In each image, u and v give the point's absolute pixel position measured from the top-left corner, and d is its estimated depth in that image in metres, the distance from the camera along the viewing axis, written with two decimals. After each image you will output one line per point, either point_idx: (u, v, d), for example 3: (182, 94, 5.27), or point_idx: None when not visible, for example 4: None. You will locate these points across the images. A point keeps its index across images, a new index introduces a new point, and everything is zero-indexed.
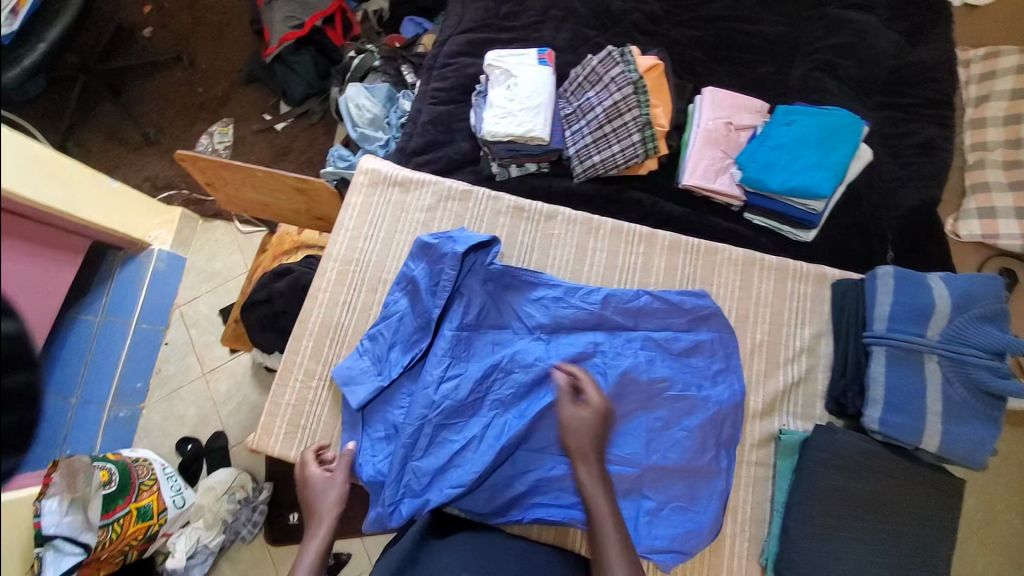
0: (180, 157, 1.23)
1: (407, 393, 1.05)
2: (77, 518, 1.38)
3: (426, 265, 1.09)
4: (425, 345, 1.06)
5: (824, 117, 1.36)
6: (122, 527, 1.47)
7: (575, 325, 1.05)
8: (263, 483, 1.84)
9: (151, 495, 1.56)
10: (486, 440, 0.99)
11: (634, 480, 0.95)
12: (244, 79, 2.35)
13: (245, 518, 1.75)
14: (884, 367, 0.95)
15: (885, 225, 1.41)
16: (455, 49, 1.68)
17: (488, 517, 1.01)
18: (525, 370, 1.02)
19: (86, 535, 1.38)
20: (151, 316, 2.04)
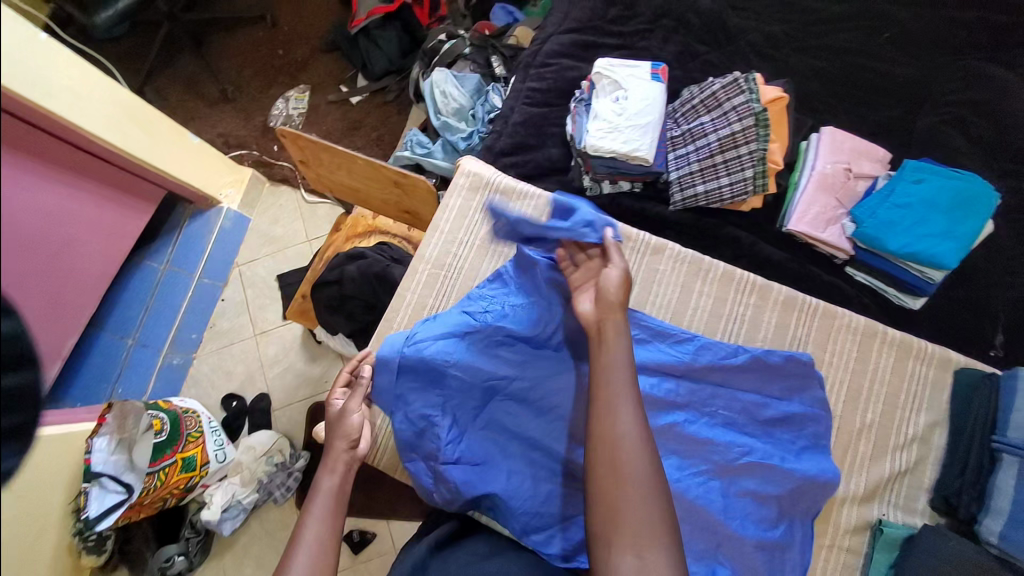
0: (282, 132, 1.21)
1: (468, 408, 1.00)
2: (121, 458, 1.43)
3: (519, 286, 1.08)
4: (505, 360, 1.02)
5: (958, 180, 1.25)
6: (167, 476, 1.47)
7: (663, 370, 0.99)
8: (302, 450, 1.78)
9: (196, 447, 1.55)
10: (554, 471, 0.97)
11: (712, 545, 0.88)
12: (325, 46, 2.32)
13: (279, 481, 1.71)
14: (1015, 479, 0.86)
15: (1001, 304, 1.29)
16: (557, 48, 1.61)
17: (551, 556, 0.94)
18: None
19: (128, 476, 1.42)
20: (213, 272, 2.08)
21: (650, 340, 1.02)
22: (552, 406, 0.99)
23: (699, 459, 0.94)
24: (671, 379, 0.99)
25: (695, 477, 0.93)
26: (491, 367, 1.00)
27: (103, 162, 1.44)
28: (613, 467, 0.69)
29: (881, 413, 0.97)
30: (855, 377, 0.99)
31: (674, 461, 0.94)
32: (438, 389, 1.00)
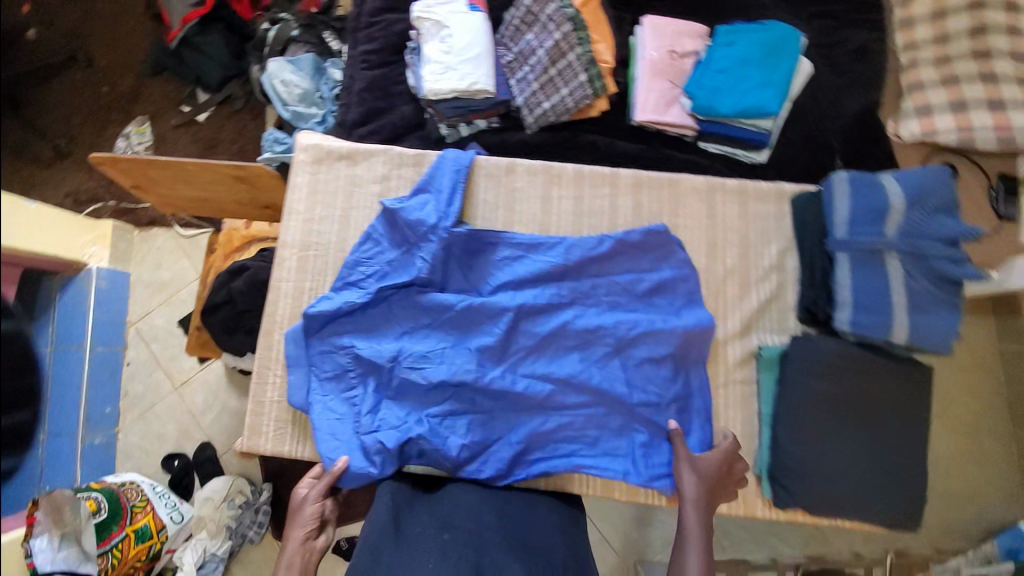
0: (96, 159, 1.12)
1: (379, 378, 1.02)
2: (71, 552, 1.29)
3: (389, 241, 1.07)
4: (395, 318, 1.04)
5: (764, 32, 1.36)
6: (122, 552, 1.39)
7: (541, 276, 1.04)
8: (263, 484, 1.70)
9: (146, 515, 1.47)
10: (472, 402, 1.00)
11: (624, 417, 0.99)
12: (150, 70, 2.05)
13: (249, 521, 1.64)
14: (850, 270, 0.91)
15: (830, 134, 1.44)
16: (378, 6, 1.55)
17: (492, 481, 0.98)
18: (495, 326, 1.01)
19: (87, 565, 1.31)
20: (105, 338, 1.91)
21: (522, 254, 1.05)
22: (450, 344, 1.01)
23: (594, 347, 1.01)
24: (549, 283, 1.04)
25: (594, 363, 1.00)
26: (388, 331, 1.03)
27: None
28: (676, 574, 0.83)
29: (741, 252, 1.06)
30: (713, 229, 1.07)
31: (574, 354, 1.01)
32: (349, 373, 1.03)
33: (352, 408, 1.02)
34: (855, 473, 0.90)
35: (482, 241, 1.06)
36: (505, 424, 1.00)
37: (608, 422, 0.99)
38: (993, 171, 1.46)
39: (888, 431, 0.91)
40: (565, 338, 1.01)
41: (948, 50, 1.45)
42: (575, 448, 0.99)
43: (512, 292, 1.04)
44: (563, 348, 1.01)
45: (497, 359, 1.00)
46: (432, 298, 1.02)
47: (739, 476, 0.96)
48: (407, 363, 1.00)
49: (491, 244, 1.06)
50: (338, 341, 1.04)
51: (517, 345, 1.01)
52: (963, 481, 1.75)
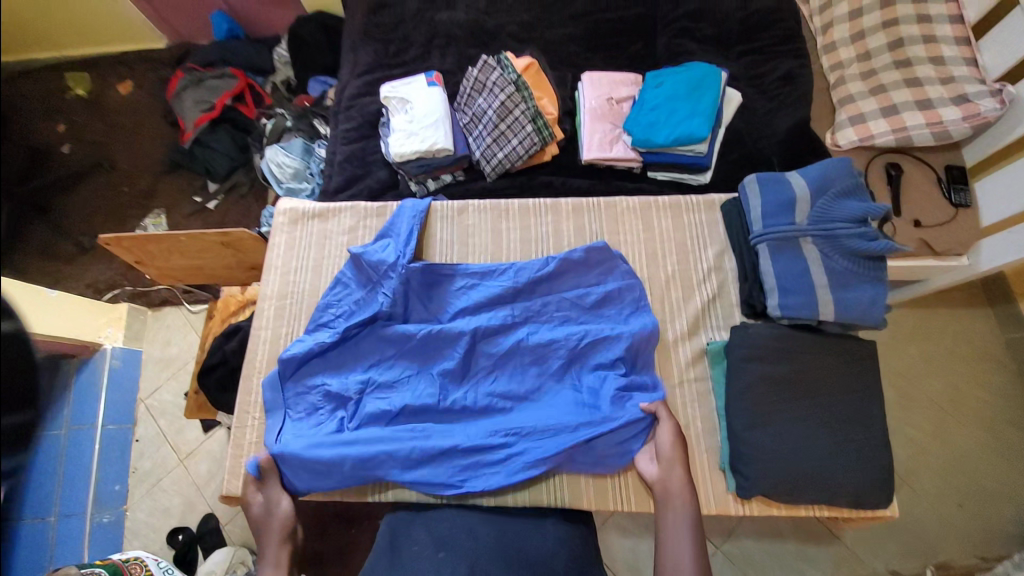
0: (106, 241, 1.29)
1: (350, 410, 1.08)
2: None
3: (359, 283, 1.17)
4: (363, 348, 1.12)
5: (687, 72, 1.52)
6: None
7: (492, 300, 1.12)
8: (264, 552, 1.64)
9: None
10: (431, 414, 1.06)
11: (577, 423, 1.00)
12: (167, 168, 2.26)
13: None
14: (771, 260, 1.02)
15: (768, 151, 1.56)
16: (356, 91, 1.75)
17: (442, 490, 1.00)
18: (455, 348, 1.08)
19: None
20: (116, 416, 1.85)
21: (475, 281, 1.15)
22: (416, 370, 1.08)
23: (549, 360, 1.07)
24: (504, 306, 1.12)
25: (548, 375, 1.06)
26: (358, 363, 1.11)
27: None
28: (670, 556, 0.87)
29: (673, 258, 1.15)
30: (649, 241, 1.17)
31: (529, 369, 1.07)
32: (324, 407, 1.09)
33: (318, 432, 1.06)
34: (810, 451, 0.94)
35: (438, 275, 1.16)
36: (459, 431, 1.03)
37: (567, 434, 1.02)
38: (939, 165, 1.53)
39: (835, 407, 0.97)
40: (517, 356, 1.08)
41: (873, 63, 1.59)
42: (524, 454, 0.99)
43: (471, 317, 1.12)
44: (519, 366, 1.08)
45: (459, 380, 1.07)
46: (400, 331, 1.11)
47: (699, 470, 1.00)
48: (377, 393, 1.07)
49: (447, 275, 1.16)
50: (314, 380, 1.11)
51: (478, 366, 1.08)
52: (994, 485, 1.67)
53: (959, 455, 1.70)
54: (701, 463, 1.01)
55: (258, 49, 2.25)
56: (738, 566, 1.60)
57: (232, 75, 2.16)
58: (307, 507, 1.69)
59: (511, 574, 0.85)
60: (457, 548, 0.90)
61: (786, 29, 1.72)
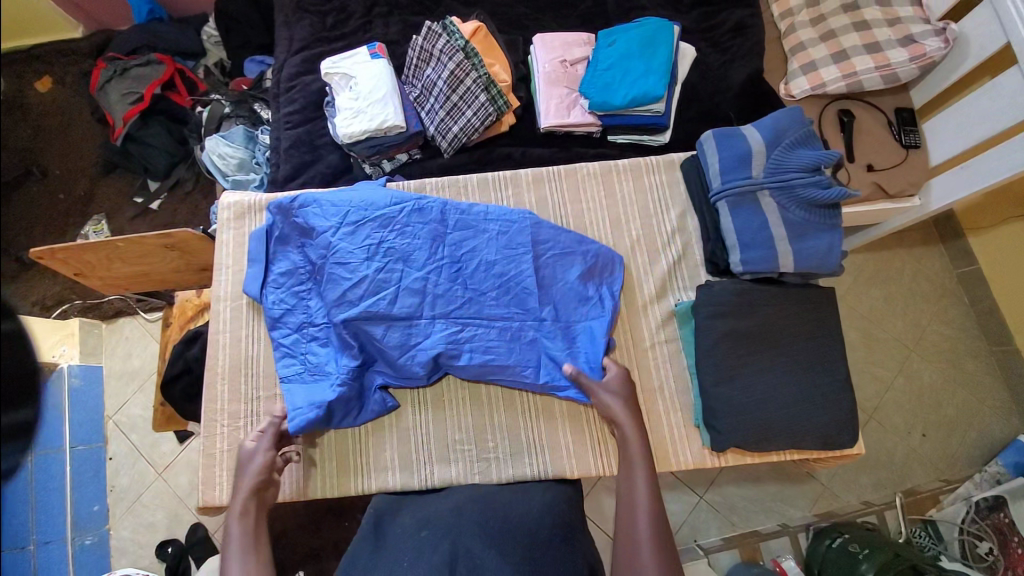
0: (38, 254, 1.18)
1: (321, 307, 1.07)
2: None
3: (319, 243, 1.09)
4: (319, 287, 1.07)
5: (639, 27, 1.48)
6: None
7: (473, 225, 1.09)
8: None
9: None
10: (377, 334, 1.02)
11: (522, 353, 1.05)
12: (103, 170, 2.09)
13: None
14: (731, 216, 1.02)
15: (725, 106, 1.55)
16: (295, 70, 1.64)
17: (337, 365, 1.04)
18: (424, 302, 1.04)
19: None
20: (84, 436, 1.76)
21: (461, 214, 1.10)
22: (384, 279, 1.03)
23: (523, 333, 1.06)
24: (490, 229, 1.09)
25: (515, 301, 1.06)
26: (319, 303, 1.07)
27: None
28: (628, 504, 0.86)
29: (634, 223, 1.15)
30: (611, 207, 1.16)
31: (499, 288, 1.06)
32: (299, 297, 1.09)
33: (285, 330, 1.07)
34: (779, 400, 0.97)
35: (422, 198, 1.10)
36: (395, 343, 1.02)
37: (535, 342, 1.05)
38: (890, 108, 1.55)
39: (801, 355, 0.99)
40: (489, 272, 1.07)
41: (822, 9, 1.59)
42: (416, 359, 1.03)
43: (448, 246, 1.07)
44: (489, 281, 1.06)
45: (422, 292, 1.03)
46: (377, 235, 1.05)
47: (673, 430, 1.03)
48: (337, 304, 1.02)
49: (427, 206, 1.09)
50: (287, 283, 1.09)
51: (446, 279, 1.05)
52: (950, 409, 1.78)
53: (920, 384, 1.80)
54: (674, 423, 1.03)
55: (184, 30, 2.08)
56: (721, 514, 1.69)
57: (158, 60, 1.99)
58: (295, 503, 1.68)
59: (496, 545, 0.82)
60: (439, 526, 0.87)
61: None
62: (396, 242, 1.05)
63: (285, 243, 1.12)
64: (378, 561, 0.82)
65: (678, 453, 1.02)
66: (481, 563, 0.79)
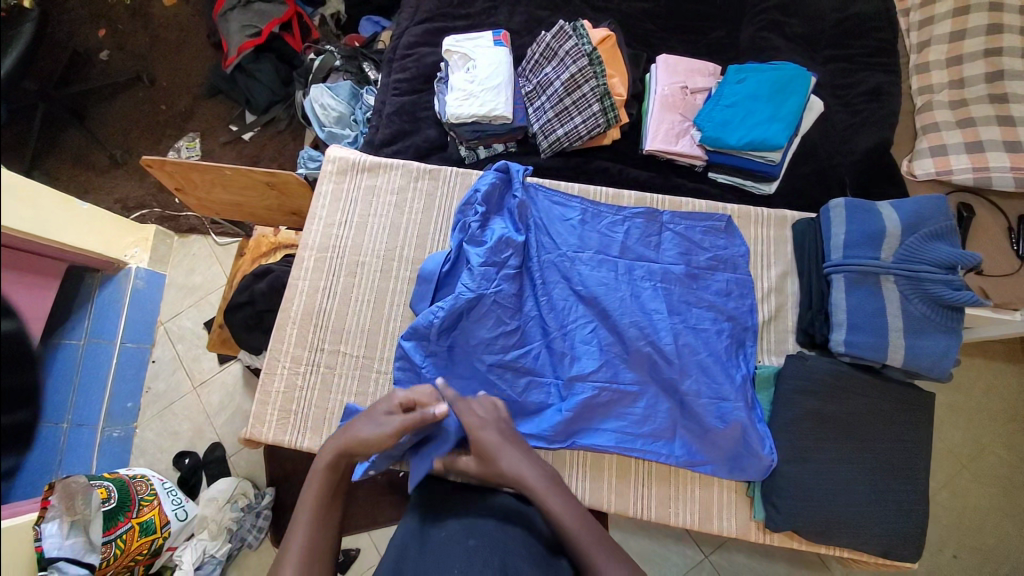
0: (150, 162, 1.22)
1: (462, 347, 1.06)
2: (79, 539, 1.20)
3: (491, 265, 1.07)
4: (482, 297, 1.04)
5: (772, 71, 1.41)
6: (126, 542, 1.30)
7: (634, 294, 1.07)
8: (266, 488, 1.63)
9: (152, 509, 1.39)
10: (536, 361, 1.06)
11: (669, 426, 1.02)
12: (207, 92, 2.14)
13: (249, 526, 1.57)
14: (845, 292, 1.01)
15: (842, 170, 1.48)
16: (414, 39, 1.66)
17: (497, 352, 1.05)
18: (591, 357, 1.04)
19: (92, 556, 1.21)
20: (135, 335, 1.81)
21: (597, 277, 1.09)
22: (522, 351, 1.05)
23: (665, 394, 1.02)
24: (628, 288, 1.09)
25: (655, 376, 1.03)
26: (483, 327, 1.05)
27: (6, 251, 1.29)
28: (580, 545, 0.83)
29: (748, 298, 1.10)
30: (735, 271, 1.12)
31: (626, 367, 1.03)
32: (455, 330, 1.06)
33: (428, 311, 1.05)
34: (848, 495, 0.94)
35: (581, 249, 1.12)
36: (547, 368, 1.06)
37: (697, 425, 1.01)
38: (1012, 215, 1.43)
39: (879, 452, 0.96)
40: (641, 353, 1.03)
41: (966, 93, 1.48)
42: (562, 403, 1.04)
43: (582, 304, 1.08)
44: (616, 358, 1.04)
45: (571, 352, 1.05)
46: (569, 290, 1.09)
47: (725, 494, 1.02)
48: (491, 343, 1.05)
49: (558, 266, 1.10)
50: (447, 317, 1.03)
51: (581, 319, 1.07)
52: (988, 537, 1.65)
53: (968, 506, 1.68)
54: (726, 486, 1.02)
55: None
56: None
57: (280, 0, 2.03)
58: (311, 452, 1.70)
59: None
60: (488, 535, 0.87)
61: (880, 39, 1.60)
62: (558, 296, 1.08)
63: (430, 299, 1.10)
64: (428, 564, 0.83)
65: (716, 483, 1.02)
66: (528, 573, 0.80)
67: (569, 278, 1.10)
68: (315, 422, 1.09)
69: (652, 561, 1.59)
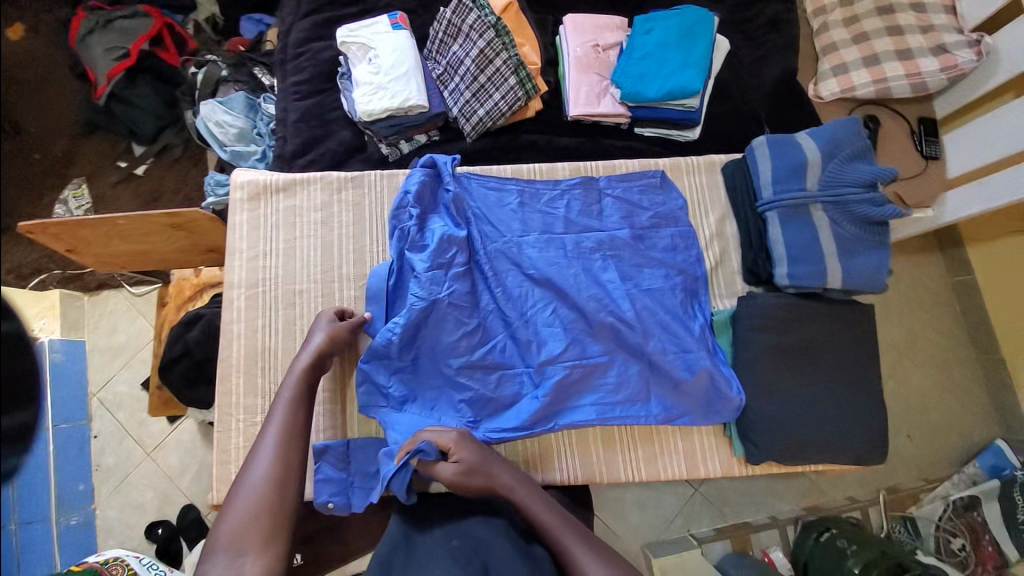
0: (28, 229, 1.07)
1: (426, 355, 1.03)
2: None
3: (442, 272, 1.03)
4: (438, 300, 1.02)
5: (678, 16, 1.41)
6: None
7: (584, 267, 1.08)
8: None
9: None
10: (505, 356, 1.05)
11: (643, 388, 1.03)
12: (82, 130, 1.90)
13: None
14: (780, 228, 1.06)
15: (757, 104, 1.52)
16: (303, 35, 1.52)
17: (461, 354, 1.02)
18: (555, 337, 1.04)
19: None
20: (67, 413, 1.64)
21: (545, 258, 1.09)
22: (487, 348, 1.04)
23: (639, 359, 1.04)
24: (573, 262, 1.09)
25: (620, 343, 1.04)
26: (446, 331, 1.02)
27: None
28: (554, 535, 0.87)
29: (693, 251, 1.12)
30: (678, 224, 1.14)
31: (593, 340, 1.04)
32: (415, 341, 1.03)
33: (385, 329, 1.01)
34: (815, 415, 1.01)
35: (525, 234, 1.11)
36: (516, 361, 1.05)
37: (673, 378, 1.02)
38: (913, 117, 1.54)
39: (835, 370, 1.03)
40: (606, 323, 1.04)
41: (854, 10, 1.54)
42: (537, 389, 1.03)
43: (535, 287, 1.07)
44: (581, 333, 1.04)
45: (536, 337, 1.04)
46: (523, 279, 1.08)
47: (704, 439, 1.06)
48: (455, 345, 1.02)
49: (506, 253, 1.09)
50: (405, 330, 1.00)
51: (539, 302, 1.06)
52: (934, 411, 1.82)
53: (913, 388, 1.84)
54: (705, 432, 1.06)
55: None
56: (714, 505, 1.68)
57: (144, 13, 1.81)
58: None
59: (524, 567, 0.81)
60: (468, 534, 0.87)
61: None
62: (511, 284, 1.07)
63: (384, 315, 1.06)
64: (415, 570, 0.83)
65: (694, 431, 1.06)
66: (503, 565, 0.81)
67: (519, 265, 1.08)
68: None
69: (649, 502, 1.66)
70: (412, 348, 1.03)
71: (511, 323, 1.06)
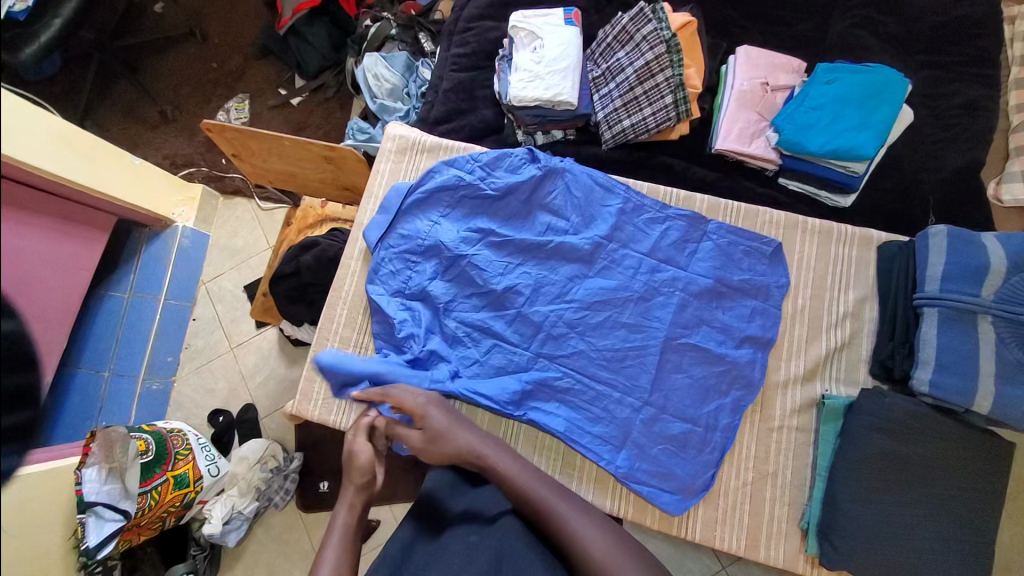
0: (208, 127, 1.21)
1: (435, 298, 1.09)
2: (116, 486, 1.28)
3: (490, 251, 1.09)
4: (460, 255, 1.09)
5: (868, 74, 1.30)
6: (161, 494, 1.34)
7: (643, 298, 1.06)
8: (295, 452, 1.65)
9: (188, 464, 1.41)
10: (523, 340, 1.05)
11: (645, 431, 1.01)
12: (257, 52, 2.10)
13: (277, 486, 1.58)
14: (936, 330, 0.96)
15: (926, 187, 1.37)
16: (476, 12, 1.58)
17: (471, 310, 1.08)
18: (568, 349, 1.04)
19: (126, 502, 1.27)
20: (178, 292, 1.82)
21: (628, 279, 1.07)
22: (501, 321, 1.06)
23: (672, 414, 1.01)
24: (639, 287, 1.07)
25: (625, 375, 1.03)
26: (462, 290, 1.09)
27: (43, 195, 1.34)
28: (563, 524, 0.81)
29: (769, 331, 1.05)
30: (764, 301, 1.07)
31: (613, 372, 1.03)
32: (408, 263, 1.11)
33: (409, 263, 1.11)
34: (910, 537, 0.90)
35: (606, 241, 1.09)
36: (531, 345, 1.05)
37: (691, 443, 1.00)
38: None
39: (948, 501, 0.92)
40: (639, 365, 1.03)
41: None
42: (533, 381, 1.03)
43: (587, 295, 1.06)
44: (603, 361, 1.04)
45: (559, 339, 1.05)
46: (564, 271, 1.08)
47: (777, 522, 0.98)
48: (459, 301, 1.08)
49: (602, 263, 1.08)
50: (405, 246, 1.11)
51: (573, 303, 1.06)
52: None
53: None
54: (778, 517, 0.98)
55: None
56: None
57: None
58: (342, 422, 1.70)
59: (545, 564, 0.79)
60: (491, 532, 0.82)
61: (983, 48, 1.45)
62: (553, 278, 1.08)
63: (394, 226, 1.13)
64: (436, 550, 0.82)
65: (764, 509, 0.99)
66: (525, 566, 0.77)
67: (583, 262, 1.08)
68: (359, 408, 1.09)
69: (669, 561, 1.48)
70: (427, 292, 1.09)
71: (536, 306, 1.06)
